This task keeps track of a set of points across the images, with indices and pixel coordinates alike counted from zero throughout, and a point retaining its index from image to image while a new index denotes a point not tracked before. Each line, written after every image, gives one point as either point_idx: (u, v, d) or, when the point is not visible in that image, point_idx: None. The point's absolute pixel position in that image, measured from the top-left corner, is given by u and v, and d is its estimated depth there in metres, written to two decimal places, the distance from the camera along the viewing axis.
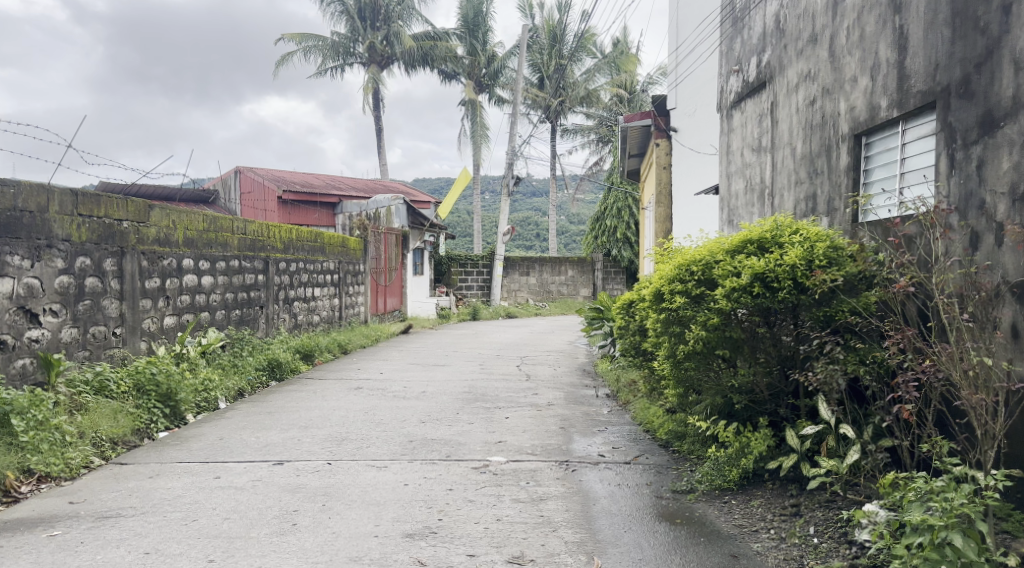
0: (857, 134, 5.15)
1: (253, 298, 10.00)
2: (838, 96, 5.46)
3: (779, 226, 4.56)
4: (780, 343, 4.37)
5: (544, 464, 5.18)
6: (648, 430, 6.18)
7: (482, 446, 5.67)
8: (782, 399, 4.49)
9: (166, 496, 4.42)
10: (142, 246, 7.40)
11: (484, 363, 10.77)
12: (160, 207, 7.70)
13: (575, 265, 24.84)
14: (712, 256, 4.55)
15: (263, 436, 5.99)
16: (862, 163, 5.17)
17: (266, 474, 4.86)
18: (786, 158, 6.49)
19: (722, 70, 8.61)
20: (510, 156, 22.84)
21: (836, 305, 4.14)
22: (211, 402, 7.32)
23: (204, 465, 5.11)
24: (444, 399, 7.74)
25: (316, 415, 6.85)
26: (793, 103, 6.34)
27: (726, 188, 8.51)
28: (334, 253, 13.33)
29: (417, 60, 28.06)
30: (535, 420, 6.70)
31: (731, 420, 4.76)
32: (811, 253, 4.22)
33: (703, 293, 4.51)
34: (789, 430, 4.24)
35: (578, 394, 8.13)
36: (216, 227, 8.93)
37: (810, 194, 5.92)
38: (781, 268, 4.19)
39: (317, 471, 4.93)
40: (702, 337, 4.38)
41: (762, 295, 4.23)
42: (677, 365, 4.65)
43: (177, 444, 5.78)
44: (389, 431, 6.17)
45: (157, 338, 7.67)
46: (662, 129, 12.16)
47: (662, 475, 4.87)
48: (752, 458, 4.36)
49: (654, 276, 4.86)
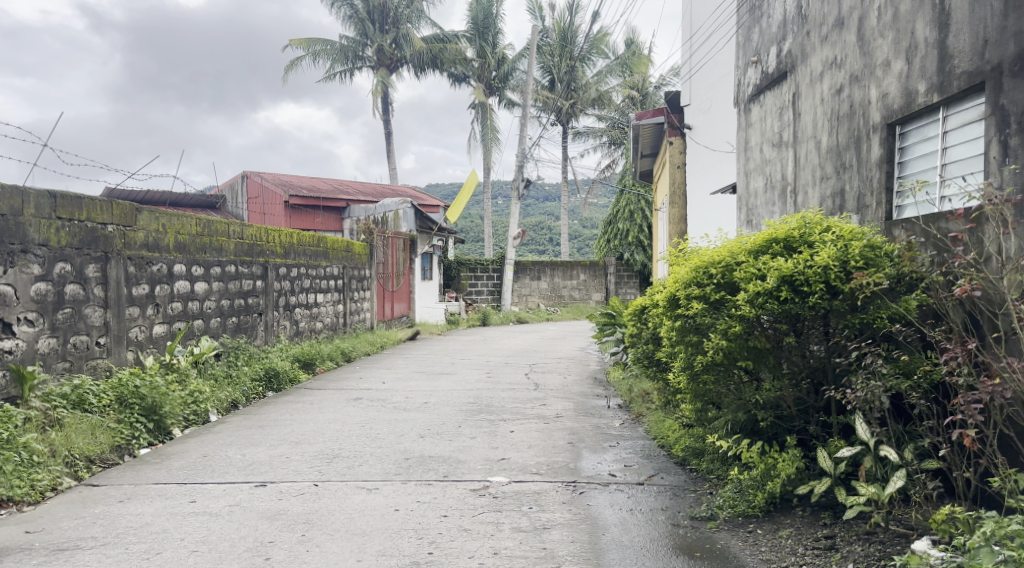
0: (891, 123, 4.71)
1: (251, 305, 9.63)
2: (869, 83, 5.01)
3: (807, 223, 4.10)
4: (808, 353, 3.94)
5: (550, 485, 4.76)
6: (663, 445, 5.76)
7: (483, 465, 5.24)
8: (812, 416, 4.06)
9: (133, 525, 4.03)
10: (128, 251, 7.02)
11: (492, 371, 10.35)
12: (149, 210, 7.34)
13: (587, 268, 24.49)
14: (732, 257, 4.12)
15: (249, 454, 5.60)
16: (896, 155, 4.74)
17: (245, 498, 4.48)
18: (811, 153, 6.04)
19: (739, 63, 8.17)
20: (520, 159, 22.47)
21: (873, 311, 3.71)
22: (201, 416, 6.93)
23: (181, 486, 4.72)
24: (447, 411, 7.32)
25: (310, 429, 6.44)
26: (818, 93, 5.90)
27: (745, 187, 8.06)
28: (338, 259, 12.94)
29: (426, 63, 27.71)
30: (541, 434, 6.27)
31: (755, 439, 4.34)
32: (846, 252, 3.78)
33: (723, 298, 4.08)
34: (823, 452, 3.82)
35: (588, 405, 7.70)
36: (210, 231, 8.57)
37: (838, 190, 5.48)
38: (811, 270, 3.76)
39: (301, 494, 4.54)
40: (722, 347, 3.94)
41: (790, 300, 3.80)
42: (695, 378, 4.22)
43: (156, 463, 5.39)
44: (385, 447, 5.76)
45: (146, 348, 7.30)
46: (678, 128, 11.77)
47: (679, 499, 4.45)
48: (780, 482, 3.93)
49: (669, 279, 4.44)
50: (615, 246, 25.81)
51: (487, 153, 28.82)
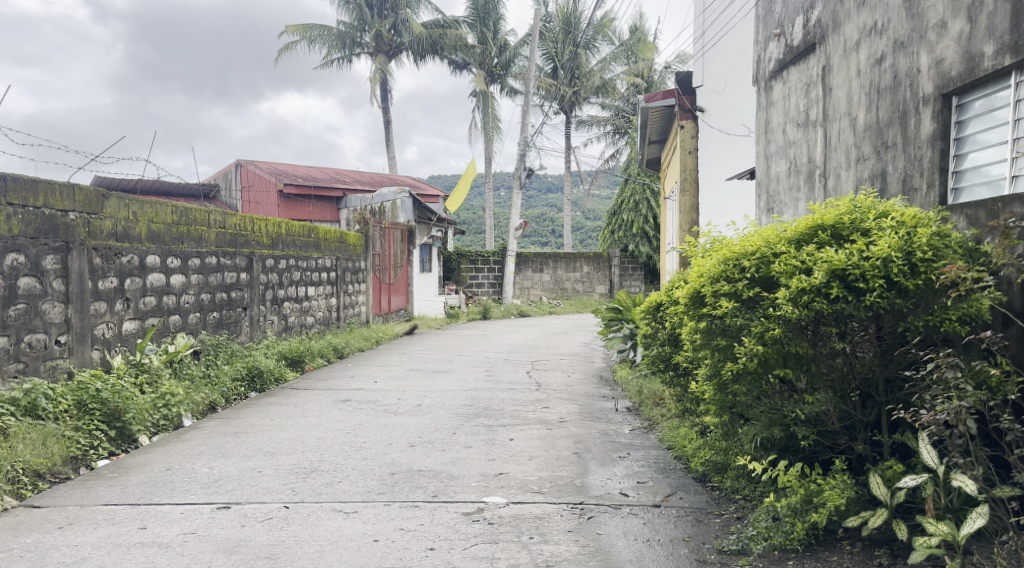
0: (946, 93, 4.11)
1: (235, 299, 9.04)
2: (917, 50, 4.40)
3: (858, 207, 3.50)
4: (857, 360, 3.37)
5: (552, 508, 4.17)
6: (679, 456, 5.18)
7: (478, 482, 4.65)
8: (859, 432, 3.51)
9: (66, 560, 3.44)
10: (93, 242, 6.40)
11: (492, 369, 9.77)
12: (117, 196, 6.73)
13: (590, 260, 23.88)
14: (768, 247, 3.53)
15: (218, 467, 5.01)
16: (952, 130, 4.15)
17: (203, 525, 3.89)
18: (844, 132, 5.43)
19: (759, 36, 7.56)
20: (522, 147, 21.89)
21: (941, 313, 3.14)
22: (173, 420, 6.35)
23: (133, 509, 4.14)
24: (441, 415, 6.73)
25: (289, 437, 5.86)
26: (853, 64, 5.28)
27: (765, 171, 7.44)
28: (331, 249, 12.32)
29: (426, 50, 26.97)
30: (543, 443, 5.68)
31: (792, 459, 3.78)
32: (910, 243, 3.18)
33: (757, 295, 3.48)
34: (879, 477, 3.26)
35: (594, 407, 7.13)
36: (188, 220, 7.95)
37: (878, 171, 4.87)
38: (868, 263, 3.17)
39: (267, 520, 3.96)
40: (757, 354, 3.34)
41: (842, 299, 3.20)
42: (723, 389, 3.63)
43: (111, 478, 4.80)
44: (369, 460, 5.17)
45: (114, 347, 6.67)
46: (688, 110, 11.30)
47: (703, 526, 3.87)
48: (827, 514, 3.36)
49: (692, 273, 3.84)
50: (619, 238, 24.82)
51: (488, 143, 28.18)
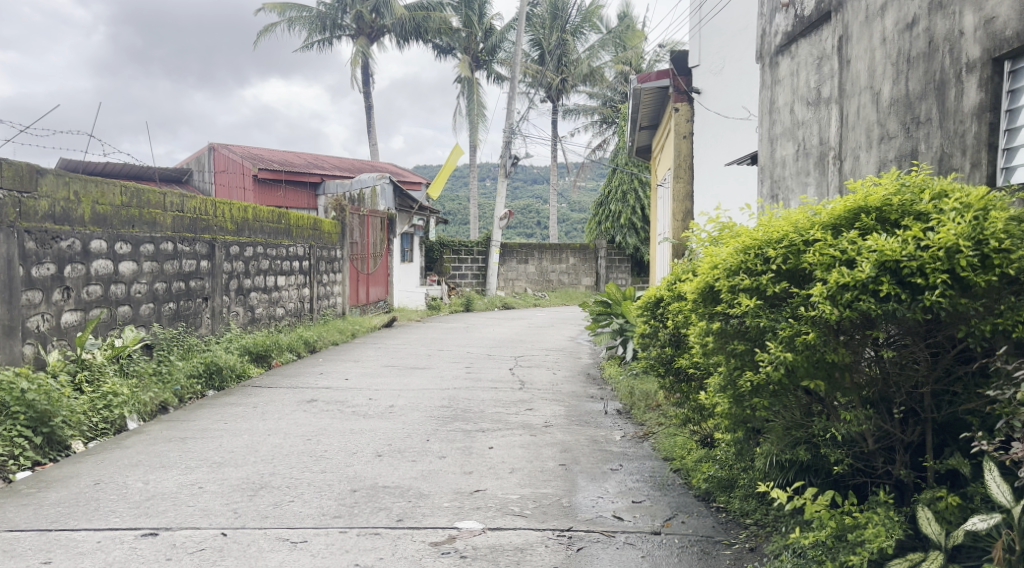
0: (998, 57, 3.55)
1: (193, 289, 8.35)
2: (960, 8, 3.82)
3: (907, 186, 2.92)
4: (904, 371, 2.79)
5: (536, 536, 3.58)
6: (679, 469, 4.60)
7: (451, 501, 4.05)
8: (901, 455, 2.95)
9: None
10: (25, 224, 5.72)
11: (472, 365, 9.18)
12: (55, 173, 6.05)
13: (576, 252, 23.44)
14: (798, 233, 2.94)
15: (154, 482, 4.38)
16: (1003, 100, 3.58)
17: (121, 558, 3.27)
18: (865, 108, 4.85)
19: (764, 9, 6.97)
20: (507, 135, 21.23)
21: (1013, 314, 2.56)
22: (115, 423, 5.70)
23: (42, 537, 3.51)
24: (415, 418, 6.11)
25: (240, 445, 5.22)
26: (876, 32, 4.70)
27: (768, 154, 6.86)
28: (303, 237, 11.63)
29: (408, 33, 26.03)
30: (526, 452, 5.08)
31: (818, 484, 3.22)
32: (980, 229, 2.59)
33: (785, 292, 2.89)
34: (929, 513, 2.70)
35: (583, 410, 6.56)
36: (140, 202, 7.28)
37: (907, 150, 4.31)
38: (927, 254, 2.59)
39: (199, 552, 3.35)
40: (786, 362, 2.74)
41: (893, 298, 2.63)
42: (739, 402, 3.04)
43: (27, 495, 4.15)
44: (329, 473, 4.54)
45: (50, 341, 6.00)
46: (683, 92, 10.68)
47: (712, 561, 3.31)
48: (867, 556, 2.73)
49: (702, 265, 3.25)
50: (606, 229, 24.42)
51: (473, 130, 27.49)
